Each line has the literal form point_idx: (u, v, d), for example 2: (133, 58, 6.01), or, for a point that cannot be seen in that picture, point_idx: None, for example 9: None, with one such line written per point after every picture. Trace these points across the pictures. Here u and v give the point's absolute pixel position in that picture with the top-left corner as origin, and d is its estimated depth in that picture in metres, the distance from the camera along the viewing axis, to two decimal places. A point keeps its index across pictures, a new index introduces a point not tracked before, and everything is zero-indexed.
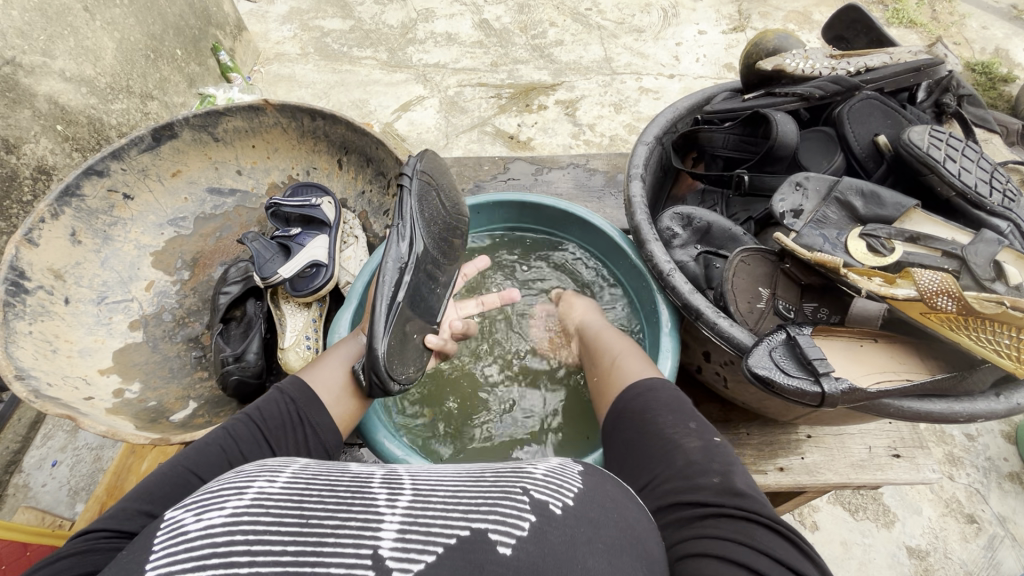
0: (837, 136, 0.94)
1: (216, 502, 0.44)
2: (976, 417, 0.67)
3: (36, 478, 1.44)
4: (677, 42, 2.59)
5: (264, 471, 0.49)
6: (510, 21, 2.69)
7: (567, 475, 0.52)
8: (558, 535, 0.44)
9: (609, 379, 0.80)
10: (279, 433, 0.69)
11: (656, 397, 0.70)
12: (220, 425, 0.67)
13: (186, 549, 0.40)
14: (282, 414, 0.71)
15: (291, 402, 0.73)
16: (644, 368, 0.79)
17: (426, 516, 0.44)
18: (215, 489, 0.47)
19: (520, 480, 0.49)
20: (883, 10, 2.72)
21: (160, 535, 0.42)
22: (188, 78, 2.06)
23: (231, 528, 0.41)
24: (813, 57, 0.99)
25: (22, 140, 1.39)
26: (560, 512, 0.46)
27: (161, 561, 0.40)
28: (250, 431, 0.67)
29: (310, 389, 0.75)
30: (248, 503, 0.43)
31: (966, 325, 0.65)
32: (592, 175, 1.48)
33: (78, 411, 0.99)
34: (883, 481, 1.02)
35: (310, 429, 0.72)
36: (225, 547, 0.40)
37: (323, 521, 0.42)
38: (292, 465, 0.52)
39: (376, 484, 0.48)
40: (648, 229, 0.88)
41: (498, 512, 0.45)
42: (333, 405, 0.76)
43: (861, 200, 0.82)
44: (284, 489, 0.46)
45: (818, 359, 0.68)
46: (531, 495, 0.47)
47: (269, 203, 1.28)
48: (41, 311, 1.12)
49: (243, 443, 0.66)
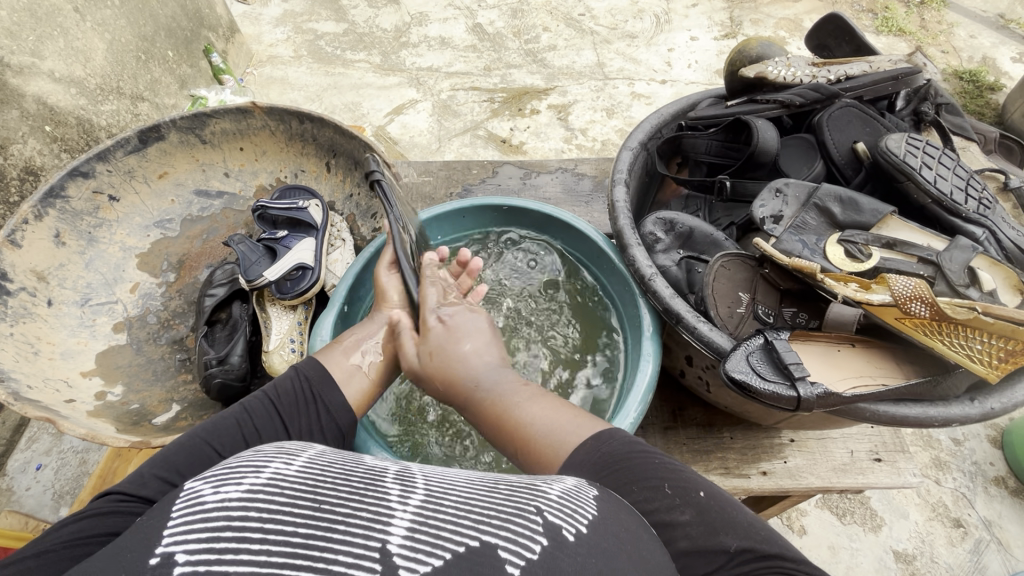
0: (818, 143, 0.95)
1: (234, 477, 0.43)
2: (950, 422, 0.68)
3: (20, 481, 1.43)
4: (669, 48, 2.61)
5: (282, 453, 0.48)
6: (504, 25, 2.70)
7: (581, 499, 0.49)
8: (569, 563, 0.41)
9: (540, 453, 0.61)
10: (294, 408, 0.71)
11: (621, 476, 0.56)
12: (238, 401, 0.70)
13: (202, 518, 0.39)
14: (297, 391, 0.72)
15: (305, 380, 0.74)
16: (572, 435, 0.61)
17: (436, 519, 0.42)
18: (234, 464, 0.46)
19: (535, 497, 0.47)
20: (873, 18, 2.75)
21: (178, 502, 0.42)
22: (179, 79, 2.06)
23: (247, 504, 0.40)
24: (795, 65, 1.00)
25: (9, 141, 1.38)
26: (573, 540, 0.43)
27: (176, 528, 0.39)
28: (265, 406, 0.69)
29: (324, 367, 0.76)
30: (265, 482, 0.43)
31: (939, 330, 0.66)
32: (580, 180, 1.49)
33: (59, 414, 0.98)
34: (865, 485, 1.03)
35: (324, 406, 0.72)
36: (240, 521, 0.39)
37: (336, 508, 0.41)
38: (310, 450, 0.51)
39: (389, 480, 0.46)
40: (631, 233, 0.88)
41: (510, 528, 0.43)
42: (345, 383, 0.76)
43: (839, 206, 0.83)
44: (301, 472, 0.45)
45: (794, 364, 0.69)
46: (545, 517, 0.44)
47: (256, 205, 1.28)
48: (23, 313, 1.11)
49: (257, 417, 0.68)
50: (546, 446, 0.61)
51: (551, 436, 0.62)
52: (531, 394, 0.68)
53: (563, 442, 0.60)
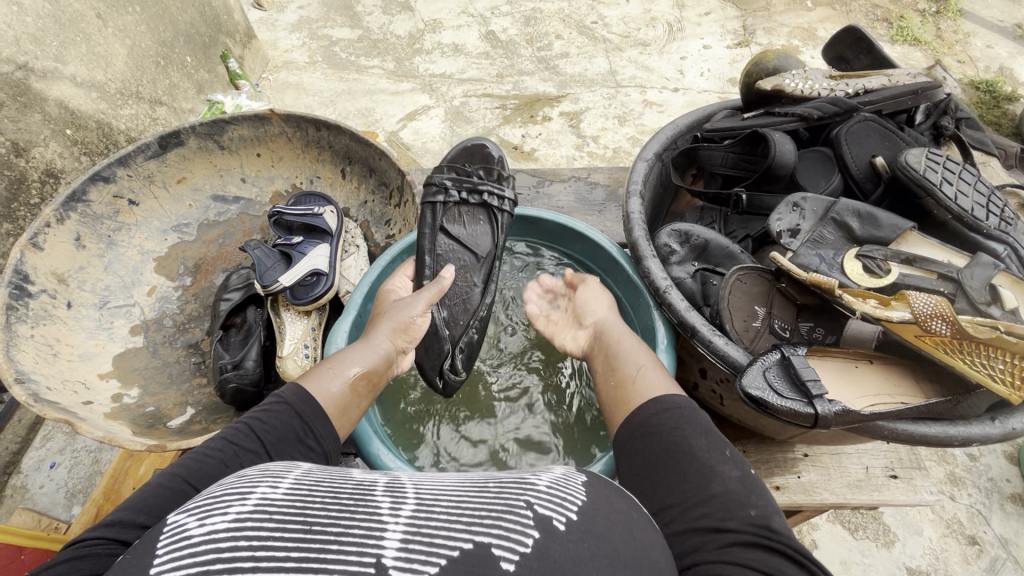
0: (835, 157, 0.94)
1: (220, 506, 0.42)
2: (971, 442, 0.67)
3: (34, 479, 1.45)
4: (682, 56, 2.61)
5: (267, 475, 0.48)
6: (517, 33, 2.72)
7: (570, 487, 0.50)
8: (562, 552, 0.43)
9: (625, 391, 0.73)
10: (282, 444, 0.63)
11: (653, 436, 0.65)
12: (217, 434, 0.62)
13: (189, 554, 0.39)
14: (287, 424, 0.65)
15: (294, 412, 0.66)
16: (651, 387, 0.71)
17: (429, 526, 0.42)
18: (218, 492, 0.45)
19: (524, 492, 0.48)
20: (888, 27, 2.73)
21: (162, 538, 0.41)
22: (197, 84, 2.09)
23: (235, 534, 0.40)
24: (813, 78, 1.00)
25: (31, 144, 1.41)
26: (564, 529, 0.45)
27: (165, 565, 0.38)
28: (252, 444, 0.61)
29: (312, 397, 0.69)
30: (252, 508, 0.42)
31: (959, 348, 0.65)
32: (593, 189, 1.49)
33: (77, 416, 0.99)
34: (880, 502, 1.01)
35: (314, 439, 0.66)
36: (229, 553, 0.38)
37: (327, 528, 0.41)
38: (296, 469, 0.50)
39: (379, 491, 0.46)
40: (646, 245, 0.88)
41: (502, 526, 0.43)
42: (333, 412, 0.71)
43: (857, 221, 0.82)
44: (287, 495, 0.44)
45: (812, 380, 0.68)
46: (535, 510, 0.45)
47: (272, 211, 1.30)
48: (44, 315, 1.13)
49: (243, 455, 0.60)
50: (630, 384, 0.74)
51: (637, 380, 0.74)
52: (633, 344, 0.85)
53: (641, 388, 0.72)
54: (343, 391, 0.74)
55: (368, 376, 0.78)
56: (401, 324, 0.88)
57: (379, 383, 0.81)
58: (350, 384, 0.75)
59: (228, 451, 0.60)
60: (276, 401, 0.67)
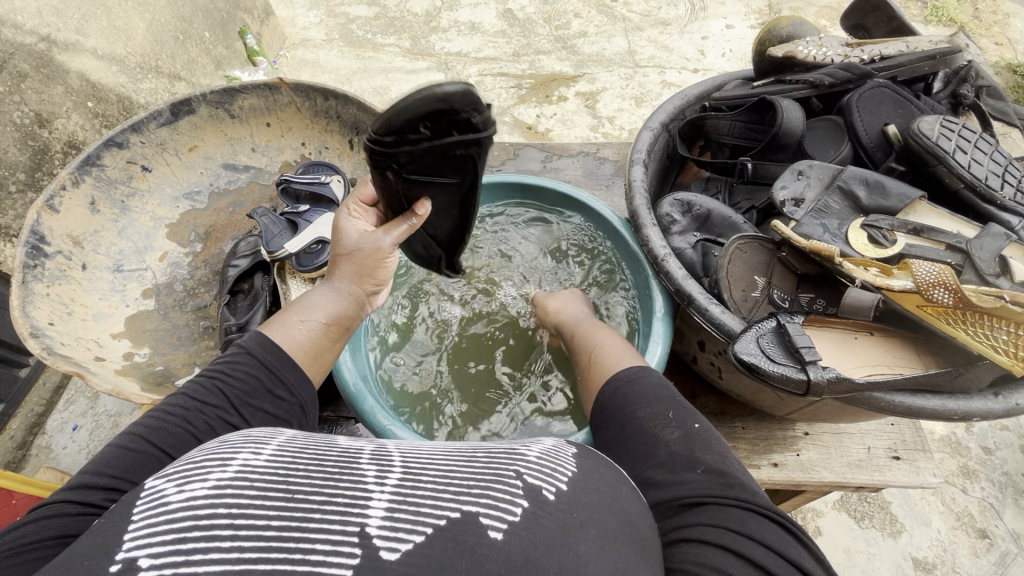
0: (846, 125, 0.91)
1: (199, 473, 0.42)
2: (971, 416, 0.65)
3: (57, 440, 1.51)
4: (703, 36, 2.54)
5: (250, 442, 0.48)
6: (535, 11, 2.67)
7: (560, 458, 0.50)
8: (551, 521, 0.42)
9: (593, 368, 0.76)
10: (247, 398, 0.63)
11: (640, 386, 0.66)
12: (179, 391, 0.62)
13: (166, 520, 0.38)
14: (249, 375, 0.64)
15: (257, 363, 0.66)
16: (618, 360, 0.74)
17: (415, 495, 0.42)
18: (198, 458, 0.45)
19: (514, 461, 0.48)
20: (922, 7, 2.62)
21: (138, 505, 0.41)
22: (215, 60, 2.11)
23: (213, 501, 0.39)
24: (828, 45, 0.97)
25: (54, 115, 1.44)
26: (554, 498, 0.44)
27: (138, 532, 0.38)
28: (216, 396, 0.62)
29: (277, 347, 0.68)
30: (232, 475, 0.42)
31: (962, 319, 0.64)
32: (601, 164, 1.47)
33: (88, 370, 1.03)
34: (881, 483, 1.00)
35: (284, 388, 0.66)
36: (208, 519, 0.38)
37: (309, 496, 0.41)
38: (279, 437, 0.50)
39: (364, 460, 0.46)
40: (646, 214, 0.87)
41: (490, 495, 0.43)
42: (304, 361, 0.70)
43: (865, 189, 0.80)
44: (269, 462, 0.44)
45: (806, 347, 0.67)
46: (525, 479, 0.45)
47: (279, 180, 1.31)
48: (59, 275, 1.16)
49: (207, 412, 0.61)
50: (596, 363, 0.76)
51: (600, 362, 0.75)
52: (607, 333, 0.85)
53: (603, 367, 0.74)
54: (314, 338, 0.72)
55: (334, 321, 0.75)
56: (363, 264, 0.77)
57: (350, 324, 0.78)
58: (320, 328, 0.73)
59: (190, 410, 0.60)
60: (240, 353, 0.67)
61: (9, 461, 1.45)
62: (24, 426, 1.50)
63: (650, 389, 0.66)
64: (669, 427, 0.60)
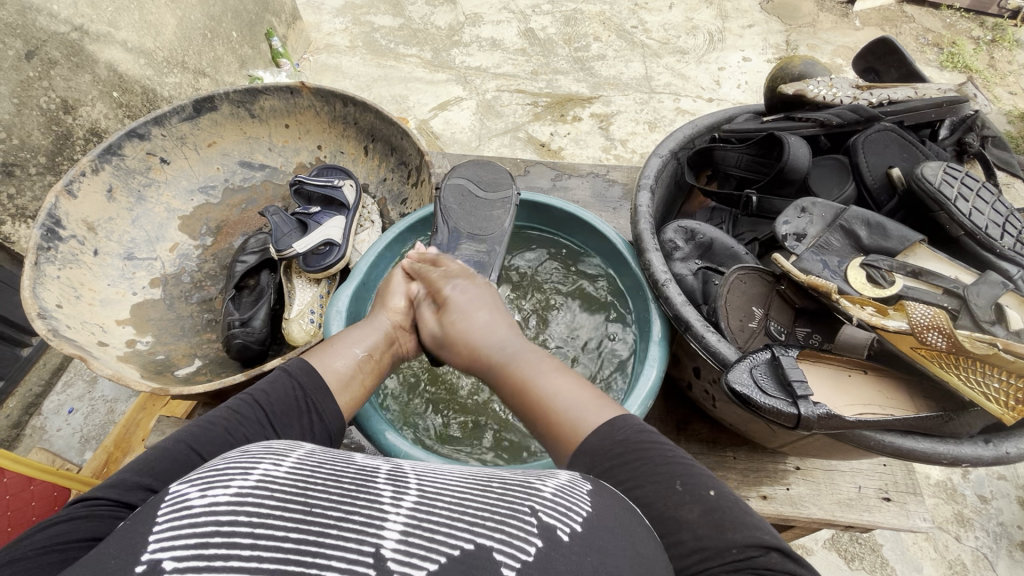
0: (851, 165, 0.93)
1: (222, 480, 0.43)
2: (960, 461, 0.65)
3: (52, 422, 1.52)
4: (720, 67, 2.57)
5: (270, 453, 0.49)
6: (556, 32, 2.72)
7: (575, 495, 0.50)
8: (565, 563, 0.42)
9: (557, 431, 0.64)
10: (285, 418, 0.64)
11: (631, 458, 0.58)
12: (225, 404, 0.64)
13: (189, 524, 0.39)
14: (289, 398, 0.66)
15: (299, 386, 0.68)
16: (589, 417, 0.63)
17: (430, 521, 0.43)
18: (221, 466, 0.46)
19: (529, 497, 0.48)
20: (938, 53, 2.65)
21: (164, 506, 0.42)
22: (240, 59, 2.16)
23: (235, 507, 0.40)
24: (838, 86, 0.99)
25: (79, 103, 1.47)
26: (568, 539, 0.44)
27: (162, 534, 0.39)
28: (257, 414, 0.63)
29: (318, 374, 0.71)
30: (254, 484, 0.43)
31: (954, 364, 0.64)
32: (610, 186, 1.49)
33: (90, 353, 1.04)
34: (870, 523, 0.99)
35: (318, 415, 0.67)
36: (229, 526, 0.39)
37: (327, 512, 0.42)
38: (299, 450, 0.51)
39: (381, 480, 0.47)
40: (650, 238, 0.88)
41: (504, 530, 0.43)
42: (339, 392, 0.71)
43: (866, 230, 0.81)
44: (290, 475, 0.45)
45: (797, 381, 0.67)
46: (540, 517, 0.45)
47: (294, 180, 1.32)
48: (71, 259, 1.18)
49: (247, 426, 0.62)
50: (561, 420, 0.64)
51: (568, 412, 0.65)
52: (535, 359, 0.74)
53: (579, 420, 0.63)
54: (350, 369, 0.75)
55: (373, 357, 0.79)
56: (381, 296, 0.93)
57: (383, 362, 0.82)
58: (354, 362, 0.76)
59: (232, 422, 0.61)
60: (282, 374, 0.69)
61: (3, 438, 1.46)
62: (20, 405, 1.51)
63: (641, 457, 0.58)
64: (678, 503, 0.55)
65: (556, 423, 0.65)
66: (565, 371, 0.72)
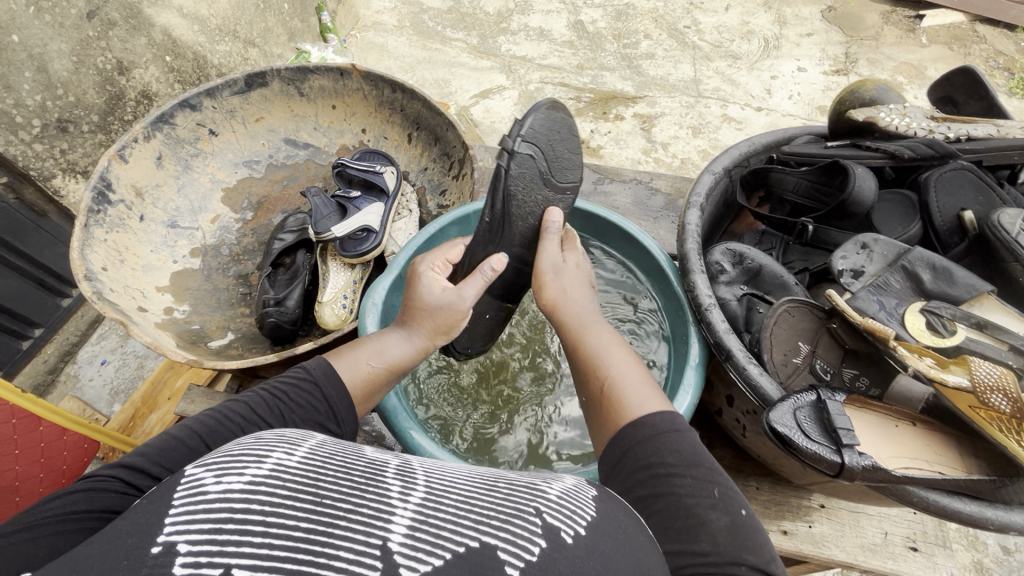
0: (920, 204, 0.90)
1: (236, 466, 0.43)
2: (1008, 529, 0.61)
3: (85, 372, 1.57)
4: (773, 75, 2.48)
5: (284, 441, 0.48)
6: (605, 26, 2.66)
7: (580, 499, 0.49)
8: (567, 564, 0.42)
9: (611, 404, 0.66)
10: (301, 418, 0.64)
11: (678, 448, 0.58)
12: (242, 397, 0.64)
13: (204, 508, 0.39)
14: (307, 397, 0.66)
15: (318, 386, 0.68)
16: (644, 401, 0.65)
17: (437, 518, 0.42)
18: (236, 450, 0.46)
19: (535, 497, 0.47)
20: (1008, 78, 2.51)
21: (179, 489, 0.41)
22: (289, 31, 2.17)
23: (248, 495, 0.40)
24: (912, 115, 0.92)
25: (133, 65, 1.50)
26: (571, 542, 0.43)
27: (178, 517, 0.39)
28: (272, 412, 0.63)
29: (338, 376, 0.70)
30: (268, 473, 0.43)
31: (1016, 430, 0.61)
32: (652, 195, 1.46)
33: (131, 319, 1.06)
34: (893, 571, 0.96)
35: (335, 417, 0.67)
36: (242, 514, 0.39)
37: (337, 503, 0.41)
38: (311, 439, 0.51)
39: (390, 474, 0.46)
40: (696, 259, 0.85)
41: (509, 529, 0.42)
42: (359, 397, 0.72)
43: (930, 274, 0.77)
44: (302, 465, 0.45)
45: (844, 429, 0.65)
46: (544, 518, 0.44)
47: (336, 162, 1.32)
48: (118, 223, 1.21)
49: (261, 423, 0.62)
50: (618, 394, 0.67)
51: (624, 391, 0.67)
52: (609, 342, 0.76)
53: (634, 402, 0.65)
54: (372, 376, 0.74)
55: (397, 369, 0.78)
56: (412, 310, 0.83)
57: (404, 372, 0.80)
58: (380, 368, 0.75)
59: (247, 417, 0.62)
60: (302, 372, 0.68)
61: (39, 384, 1.52)
62: (56, 353, 1.56)
63: (691, 454, 0.57)
64: (710, 508, 0.54)
65: (613, 397, 0.67)
66: (632, 356, 0.75)
